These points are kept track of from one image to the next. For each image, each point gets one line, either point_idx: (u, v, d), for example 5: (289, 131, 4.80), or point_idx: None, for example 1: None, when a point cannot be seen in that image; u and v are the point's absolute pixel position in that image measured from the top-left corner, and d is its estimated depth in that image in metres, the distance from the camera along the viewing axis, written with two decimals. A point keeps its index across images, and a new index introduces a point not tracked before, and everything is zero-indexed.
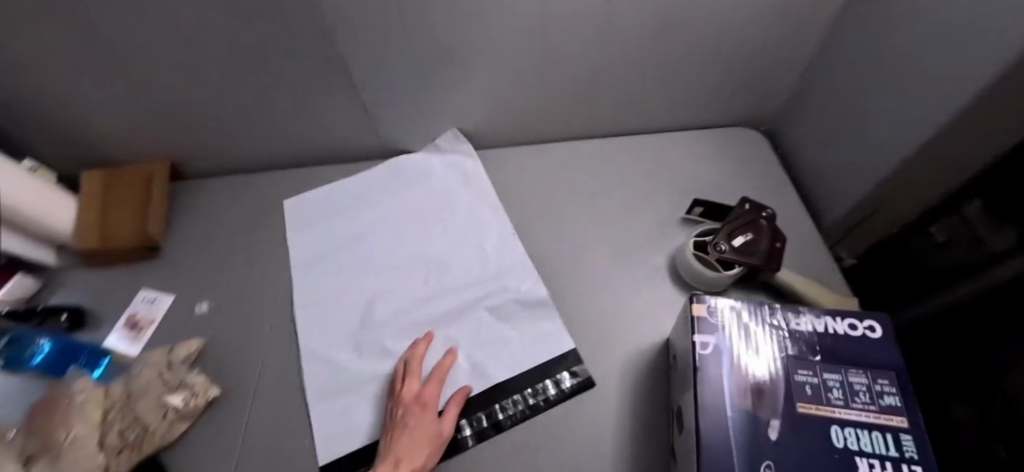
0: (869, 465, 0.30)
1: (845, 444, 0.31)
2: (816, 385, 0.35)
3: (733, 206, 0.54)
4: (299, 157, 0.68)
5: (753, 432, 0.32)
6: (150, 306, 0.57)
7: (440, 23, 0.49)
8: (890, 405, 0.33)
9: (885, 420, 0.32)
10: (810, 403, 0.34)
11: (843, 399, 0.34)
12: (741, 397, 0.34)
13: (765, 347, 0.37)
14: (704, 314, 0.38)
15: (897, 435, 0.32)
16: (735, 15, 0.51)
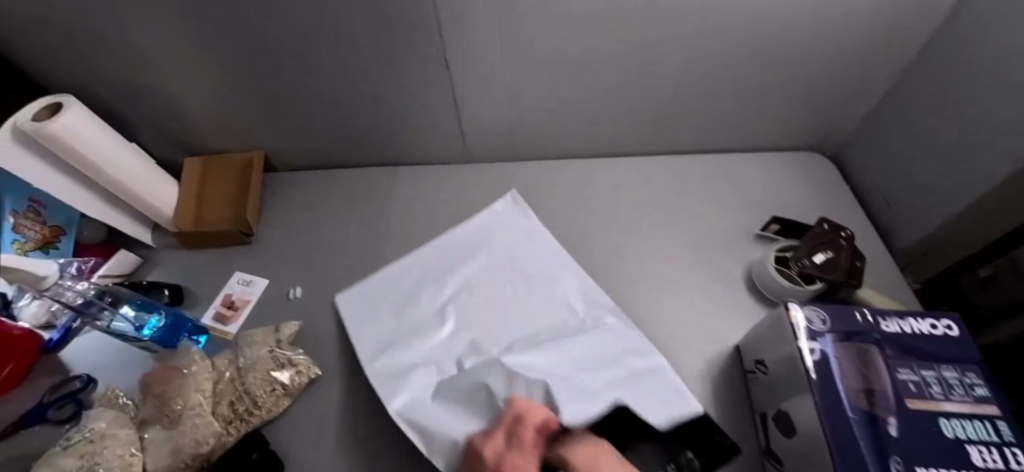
0: (979, 453, 0.34)
1: (955, 435, 0.35)
2: (915, 381, 0.38)
3: (811, 225, 0.57)
4: (381, 157, 0.72)
5: (872, 427, 0.35)
6: (246, 287, 0.60)
7: (543, 38, 0.52)
8: (982, 395, 0.37)
9: (983, 409, 0.36)
10: (913, 396, 0.37)
11: (943, 392, 0.37)
12: (857, 396, 0.36)
13: (863, 347, 0.40)
14: (800, 319, 0.41)
15: (996, 423, 0.36)
16: (811, 50, 0.55)
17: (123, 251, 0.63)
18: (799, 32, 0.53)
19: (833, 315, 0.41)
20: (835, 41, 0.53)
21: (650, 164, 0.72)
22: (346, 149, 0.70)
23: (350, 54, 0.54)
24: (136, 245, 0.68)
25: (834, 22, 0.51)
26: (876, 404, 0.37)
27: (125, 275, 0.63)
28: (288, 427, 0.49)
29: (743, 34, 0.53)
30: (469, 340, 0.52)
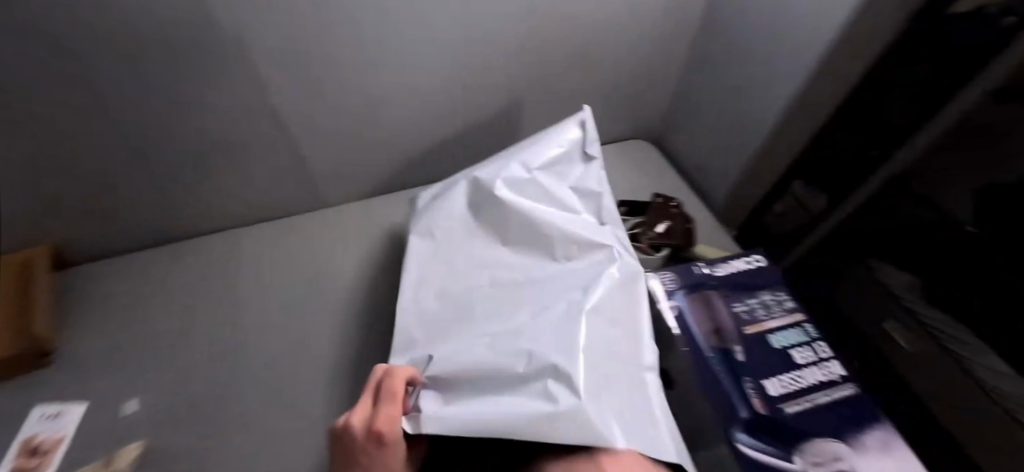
0: (799, 353, 0.44)
1: (781, 346, 0.45)
2: (747, 308, 0.48)
3: (650, 201, 0.67)
4: (226, 220, 0.64)
5: (726, 364, 0.43)
6: (53, 421, 0.46)
7: (375, 63, 0.53)
8: (791, 304, 0.49)
9: (793, 318, 0.47)
10: (750, 323, 0.47)
11: (767, 313, 0.47)
12: (703, 341, 0.45)
13: (705, 295, 0.49)
14: (654, 291, 0.49)
15: (804, 325, 0.47)
16: (612, 54, 0.66)
17: None
18: (599, 38, 0.63)
19: (680, 276, 0.50)
20: (626, 45, 0.65)
21: (513, 171, 0.77)
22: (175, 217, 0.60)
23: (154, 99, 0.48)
24: None
25: (618, 29, 0.63)
26: (727, 341, 0.45)
27: None
28: None
29: (558, 45, 0.61)
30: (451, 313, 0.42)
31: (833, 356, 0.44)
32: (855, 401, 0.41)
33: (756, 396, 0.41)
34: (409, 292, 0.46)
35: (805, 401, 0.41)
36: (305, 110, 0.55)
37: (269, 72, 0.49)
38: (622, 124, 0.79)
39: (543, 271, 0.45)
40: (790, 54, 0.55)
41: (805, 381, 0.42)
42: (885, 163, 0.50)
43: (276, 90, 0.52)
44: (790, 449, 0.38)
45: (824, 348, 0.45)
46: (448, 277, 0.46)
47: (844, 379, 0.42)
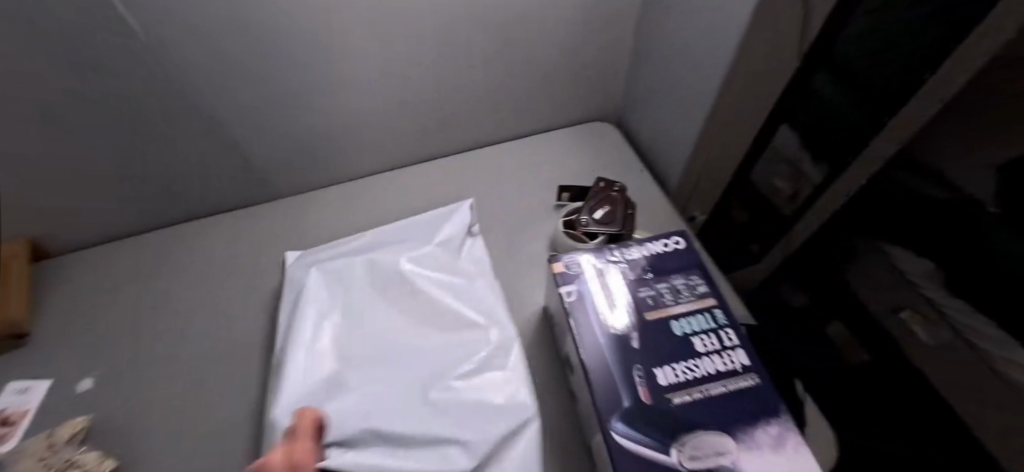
0: (699, 342, 0.41)
1: (682, 334, 0.41)
2: (655, 293, 0.45)
3: (592, 186, 0.64)
4: (183, 212, 0.68)
5: (621, 351, 0.40)
6: (23, 396, 0.52)
7: (289, 52, 0.53)
8: (704, 289, 0.45)
9: (700, 304, 0.44)
10: (654, 309, 0.43)
11: (673, 299, 0.44)
12: (603, 323, 0.42)
13: (615, 276, 0.46)
14: (562, 269, 0.46)
15: (711, 312, 0.43)
16: (549, 28, 0.63)
17: None
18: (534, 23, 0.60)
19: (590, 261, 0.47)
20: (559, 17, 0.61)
21: (463, 154, 0.75)
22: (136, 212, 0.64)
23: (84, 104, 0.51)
24: None
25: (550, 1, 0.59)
26: (628, 327, 0.42)
27: None
28: None
29: (484, 21, 0.58)
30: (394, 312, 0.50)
31: (737, 343, 0.41)
32: (752, 394, 0.37)
33: (643, 385, 0.37)
34: (322, 279, 0.52)
35: (699, 393, 0.37)
36: (230, 103, 0.56)
37: (183, 70, 0.50)
38: (577, 102, 0.75)
39: (453, 293, 0.52)
40: (732, 33, 0.53)
41: (704, 371, 0.38)
42: (864, 118, 0.49)
43: (196, 85, 0.53)
44: (676, 442, 0.33)
45: (730, 339, 0.41)
46: (354, 278, 0.53)
47: (745, 369, 0.39)
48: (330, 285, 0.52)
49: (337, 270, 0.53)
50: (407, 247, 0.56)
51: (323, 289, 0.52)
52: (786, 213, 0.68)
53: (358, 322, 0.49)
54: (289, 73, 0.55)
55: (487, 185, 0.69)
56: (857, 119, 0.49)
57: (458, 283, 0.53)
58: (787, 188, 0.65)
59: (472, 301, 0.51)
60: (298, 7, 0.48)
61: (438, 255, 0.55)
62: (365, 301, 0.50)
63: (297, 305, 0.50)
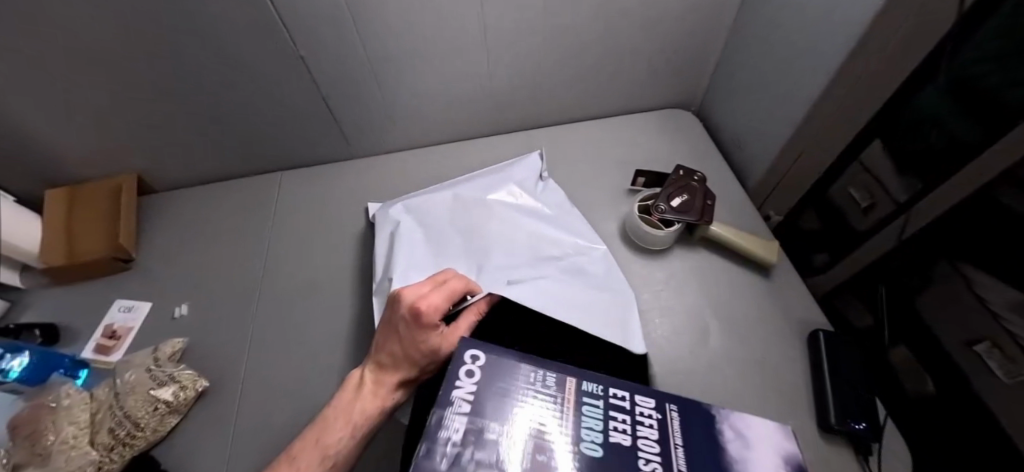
0: (607, 437, 0.28)
1: (599, 443, 0.28)
2: (601, 401, 0.31)
3: (671, 173, 0.62)
4: (268, 165, 0.71)
5: None
6: (129, 314, 0.58)
7: (391, 26, 0.54)
8: (666, 410, 0.32)
9: (566, 396, 0.30)
10: (597, 458, 0.27)
11: (547, 455, 0.26)
12: None
13: (539, 444, 0.27)
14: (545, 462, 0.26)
15: (581, 396, 0.31)
16: (646, 14, 0.60)
17: None
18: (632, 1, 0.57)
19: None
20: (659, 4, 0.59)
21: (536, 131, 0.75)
22: (228, 159, 0.69)
23: (201, 62, 0.54)
24: None
25: None
26: None
27: None
28: (183, 442, 0.49)
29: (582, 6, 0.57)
30: (474, 236, 0.58)
31: (628, 396, 0.32)
32: (689, 430, 0.30)
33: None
34: (409, 218, 0.60)
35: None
36: (329, 69, 0.58)
37: (294, 37, 0.53)
38: (657, 89, 0.73)
39: (540, 217, 0.60)
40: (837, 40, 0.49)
41: None
42: (952, 129, 0.45)
43: (303, 52, 0.55)
44: None
45: (652, 418, 0.30)
46: (432, 214, 0.60)
47: (661, 409, 0.31)
48: (418, 219, 0.60)
49: (421, 208, 0.61)
50: (489, 183, 0.63)
51: (418, 229, 0.59)
52: (857, 229, 0.63)
53: (461, 242, 0.57)
54: (385, 44, 0.56)
55: (559, 164, 0.70)
56: (952, 130, 0.45)
57: (540, 213, 0.61)
58: (864, 200, 0.60)
59: (559, 226, 0.59)
60: None
61: (520, 190, 0.63)
62: (465, 225, 0.59)
63: (400, 233, 0.57)
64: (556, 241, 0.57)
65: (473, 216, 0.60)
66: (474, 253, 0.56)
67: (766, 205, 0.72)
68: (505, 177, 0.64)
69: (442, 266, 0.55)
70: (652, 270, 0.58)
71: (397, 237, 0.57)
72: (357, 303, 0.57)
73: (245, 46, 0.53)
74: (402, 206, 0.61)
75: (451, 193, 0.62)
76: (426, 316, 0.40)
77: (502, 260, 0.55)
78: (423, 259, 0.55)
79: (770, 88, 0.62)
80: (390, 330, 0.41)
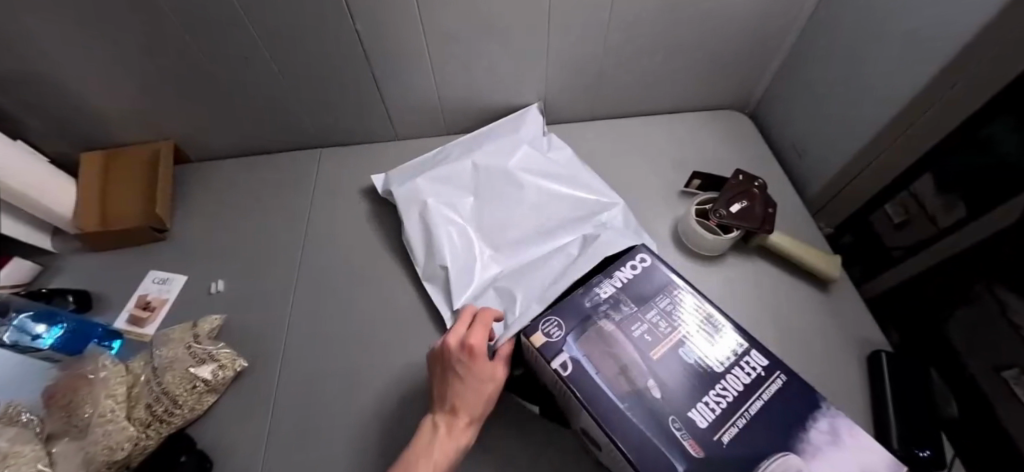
0: (702, 360, 0.33)
1: (695, 357, 0.33)
2: (703, 344, 0.34)
3: (728, 178, 0.60)
4: (309, 142, 0.69)
5: (630, 392, 0.30)
6: (164, 285, 0.57)
7: (453, 9, 0.51)
8: (761, 362, 0.33)
9: (684, 317, 0.35)
10: (688, 364, 0.32)
11: (671, 326, 0.34)
12: (628, 349, 0.33)
13: (644, 331, 0.34)
14: (619, 336, 0.33)
15: (711, 321, 0.35)
16: (717, 12, 0.57)
17: (17, 259, 0.57)
18: None
19: (560, 311, 0.35)
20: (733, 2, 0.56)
21: (583, 123, 0.73)
22: (268, 133, 0.67)
23: (251, 35, 0.51)
24: (34, 253, 0.61)
25: None
26: (647, 358, 0.32)
27: (24, 285, 0.58)
28: (218, 421, 0.48)
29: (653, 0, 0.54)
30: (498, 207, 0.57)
31: (749, 345, 0.33)
32: (786, 399, 0.30)
33: (684, 438, 0.28)
34: (433, 191, 0.58)
35: (740, 418, 0.29)
36: (383, 49, 0.55)
37: (351, 14, 0.50)
38: (713, 88, 0.71)
39: (562, 177, 0.59)
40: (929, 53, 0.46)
41: (654, 405, 0.30)
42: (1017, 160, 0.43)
43: (358, 30, 0.52)
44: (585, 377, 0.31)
45: (755, 368, 0.32)
46: (454, 185, 0.59)
47: (768, 369, 0.32)
48: (443, 190, 0.58)
49: (447, 176, 0.59)
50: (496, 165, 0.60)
51: (446, 208, 0.57)
52: (892, 251, 0.63)
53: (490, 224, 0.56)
54: (444, 27, 0.53)
55: (607, 159, 0.68)
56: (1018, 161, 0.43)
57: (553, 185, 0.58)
58: (898, 216, 0.60)
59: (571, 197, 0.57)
60: None
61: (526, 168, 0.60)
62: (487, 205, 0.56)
63: (427, 210, 0.56)
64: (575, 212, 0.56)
65: (497, 183, 0.58)
66: (501, 235, 0.55)
67: (822, 215, 0.69)
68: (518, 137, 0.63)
69: (471, 241, 0.54)
70: (706, 276, 0.56)
71: (425, 216, 0.56)
72: (400, 289, 0.55)
73: (298, 21, 0.50)
74: (426, 179, 0.59)
75: (470, 163, 0.60)
76: (478, 348, 0.36)
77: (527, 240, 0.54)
78: (457, 243, 0.54)
79: (838, 97, 0.59)
80: (446, 380, 0.37)
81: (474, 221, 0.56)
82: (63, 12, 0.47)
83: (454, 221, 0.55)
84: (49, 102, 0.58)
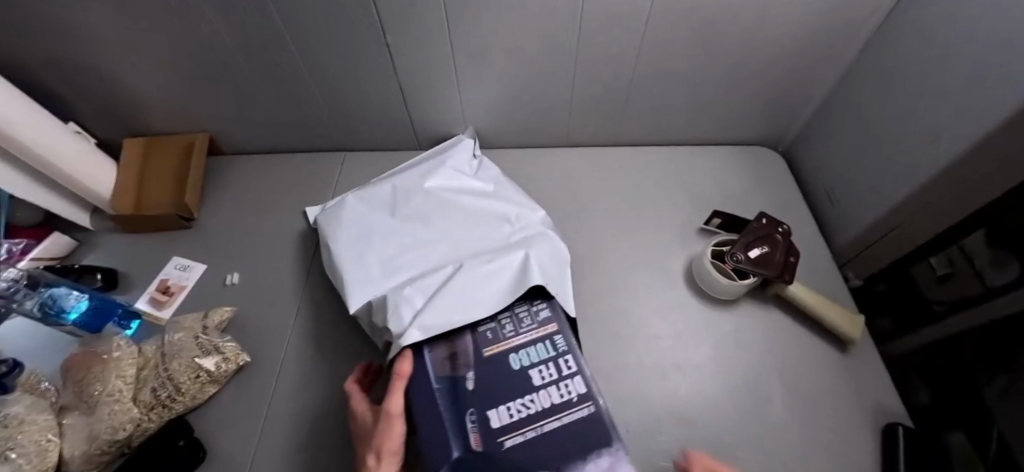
0: (530, 371, 0.38)
1: (522, 364, 0.39)
2: (545, 354, 0.39)
3: (751, 220, 0.57)
4: (335, 145, 0.71)
5: (447, 381, 0.37)
6: (183, 272, 0.59)
7: (481, 30, 0.52)
8: (580, 389, 0.37)
9: (541, 329, 0.41)
10: (511, 367, 0.38)
11: (514, 331, 0.41)
12: (467, 347, 0.40)
13: (494, 330, 0.41)
14: (471, 332, 0.41)
15: (552, 339, 0.41)
16: (751, 49, 0.56)
17: (56, 233, 0.62)
18: (742, 32, 0.53)
19: (432, 309, 0.41)
20: (769, 39, 0.54)
21: (607, 148, 0.72)
22: (297, 134, 0.69)
23: (287, 42, 0.53)
24: (72, 228, 0.66)
25: (766, 21, 0.52)
26: (484, 358, 0.39)
27: (60, 258, 0.62)
28: (216, 413, 0.49)
29: (685, 33, 0.53)
30: (411, 223, 0.53)
31: (576, 372, 0.38)
32: (582, 426, 0.35)
33: (473, 430, 0.34)
34: (344, 208, 0.55)
35: (531, 430, 0.35)
36: (410, 63, 0.56)
37: (382, 28, 0.51)
38: (743, 124, 0.68)
39: (487, 191, 0.57)
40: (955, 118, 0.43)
41: (461, 393, 0.37)
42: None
43: (388, 44, 0.54)
44: (427, 356, 0.39)
45: (572, 395, 0.37)
46: (371, 201, 0.55)
47: (582, 398, 0.37)
48: (358, 207, 0.55)
49: (365, 196, 0.56)
50: (427, 170, 0.58)
51: (358, 222, 0.53)
52: (935, 304, 0.61)
53: (406, 222, 0.53)
54: (472, 45, 0.54)
55: (627, 187, 0.66)
56: None
57: (477, 193, 0.56)
58: (942, 268, 0.58)
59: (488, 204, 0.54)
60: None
61: (457, 172, 0.58)
62: (400, 222, 0.53)
63: (336, 230, 0.53)
64: (490, 217, 0.53)
65: (415, 199, 0.55)
66: (404, 238, 0.51)
67: (850, 265, 0.65)
68: (456, 156, 0.60)
69: (373, 259, 0.49)
70: (716, 320, 0.54)
71: (334, 235, 0.53)
72: None
73: (331, 32, 0.52)
74: (339, 203, 0.56)
75: (391, 185, 0.57)
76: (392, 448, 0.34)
77: (430, 242, 0.50)
78: (356, 247, 0.51)
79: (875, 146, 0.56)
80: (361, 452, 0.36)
81: (383, 235, 0.52)
82: (121, 12, 0.50)
83: (364, 235, 0.52)
84: (101, 90, 0.62)
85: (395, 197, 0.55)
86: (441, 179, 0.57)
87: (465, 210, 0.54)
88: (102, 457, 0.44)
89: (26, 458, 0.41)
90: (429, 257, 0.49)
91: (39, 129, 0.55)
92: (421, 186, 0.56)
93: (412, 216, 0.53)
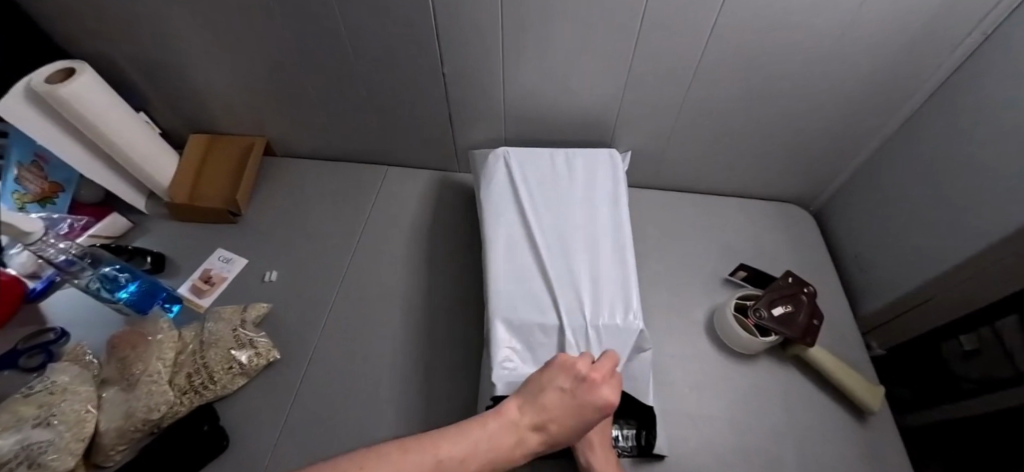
0: None
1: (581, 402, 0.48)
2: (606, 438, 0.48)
3: (778, 277, 0.58)
4: (381, 159, 0.75)
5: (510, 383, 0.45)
6: (226, 265, 0.63)
7: (533, 72, 0.56)
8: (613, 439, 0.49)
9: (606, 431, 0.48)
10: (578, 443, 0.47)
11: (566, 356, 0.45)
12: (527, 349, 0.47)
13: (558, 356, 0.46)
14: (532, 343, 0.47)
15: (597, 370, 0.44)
16: (791, 112, 0.58)
17: (114, 214, 0.66)
18: (782, 94, 0.56)
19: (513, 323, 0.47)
20: (806, 103, 0.56)
21: (640, 189, 0.74)
22: (347, 145, 0.73)
23: (353, 64, 0.58)
24: (127, 210, 0.70)
25: (806, 89, 0.55)
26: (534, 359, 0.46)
27: (113, 237, 0.66)
28: (241, 405, 0.51)
29: (727, 91, 0.56)
30: (547, 229, 0.55)
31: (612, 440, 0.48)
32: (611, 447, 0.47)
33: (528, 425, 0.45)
34: (505, 170, 0.59)
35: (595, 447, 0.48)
36: (464, 93, 0.60)
37: (444, 60, 0.55)
38: (775, 180, 0.70)
39: (610, 223, 0.56)
40: (991, 200, 0.45)
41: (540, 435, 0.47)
42: None
43: (445, 76, 0.58)
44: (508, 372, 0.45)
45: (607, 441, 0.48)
46: (532, 177, 0.59)
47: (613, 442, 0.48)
48: (521, 174, 0.59)
49: (527, 164, 0.60)
50: (580, 170, 0.60)
51: (515, 191, 0.58)
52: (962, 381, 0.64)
53: (544, 220, 0.55)
54: (523, 83, 0.58)
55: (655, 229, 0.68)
56: None
57: (592, 230, 0.55)
58: (969, 344, 0.60)
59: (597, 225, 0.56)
60: (565, 38, 0.51)
61: (600, 186, 0.59)
62: (538, 217, 0.55)
63: (496, 186, 0.58)
64: (602, 252, 0.53)
65: (558, 203, 0.57)
66: (530, 236, 0.54)
67: (874, 333, 0.65)
68: (591, 167, 0.61)
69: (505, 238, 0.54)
70: (735, 373, 0.54)
71: (493, 190, 0.58)
72: (432, 317, 0.58)
73: (395, 58, 0.56)
74: (508, 158, 0.61)
75: (542, 170, 0.60)
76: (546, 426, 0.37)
77: (547, 257, 0.52)
78: (499, 212, 0.56)
79: (906, 219, 0.57)
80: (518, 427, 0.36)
81: (525, 222, 0.55)
82: (211, 26, 0.56)
83: (512, 211, 0.56)
84: (174, 88, 0.67)
85: (544, 194, 0.58)
86: (575, 195, 0.58)
87: (589, 236, 0.54)
88: (133, 433, 0.46)
89: (66, 426, 0.44)
90: (537, 271, 0.51)
91: (123, 119, 0.60)
92: (562, 190, 0.58)
93: (549, 224, 0.55)
